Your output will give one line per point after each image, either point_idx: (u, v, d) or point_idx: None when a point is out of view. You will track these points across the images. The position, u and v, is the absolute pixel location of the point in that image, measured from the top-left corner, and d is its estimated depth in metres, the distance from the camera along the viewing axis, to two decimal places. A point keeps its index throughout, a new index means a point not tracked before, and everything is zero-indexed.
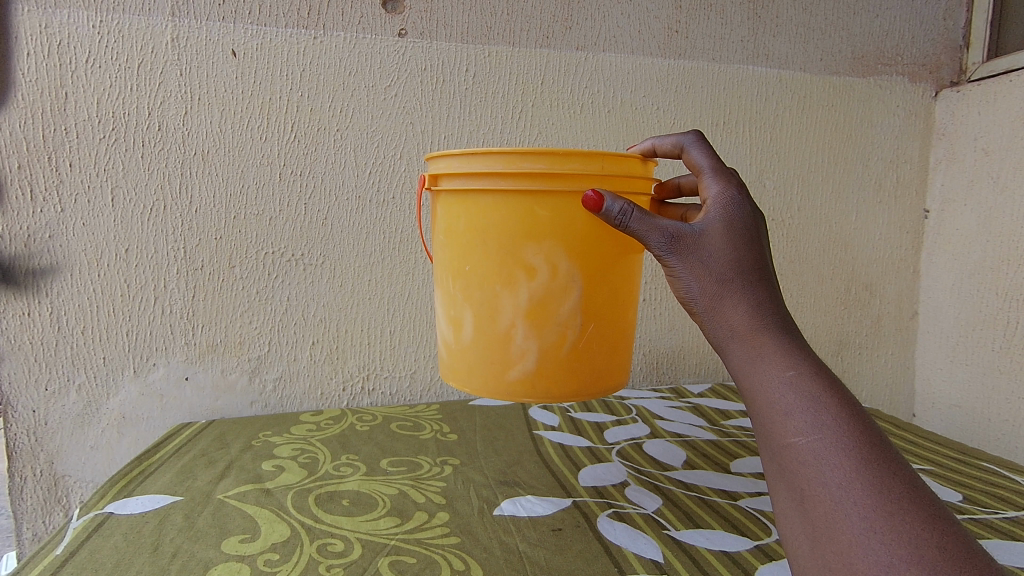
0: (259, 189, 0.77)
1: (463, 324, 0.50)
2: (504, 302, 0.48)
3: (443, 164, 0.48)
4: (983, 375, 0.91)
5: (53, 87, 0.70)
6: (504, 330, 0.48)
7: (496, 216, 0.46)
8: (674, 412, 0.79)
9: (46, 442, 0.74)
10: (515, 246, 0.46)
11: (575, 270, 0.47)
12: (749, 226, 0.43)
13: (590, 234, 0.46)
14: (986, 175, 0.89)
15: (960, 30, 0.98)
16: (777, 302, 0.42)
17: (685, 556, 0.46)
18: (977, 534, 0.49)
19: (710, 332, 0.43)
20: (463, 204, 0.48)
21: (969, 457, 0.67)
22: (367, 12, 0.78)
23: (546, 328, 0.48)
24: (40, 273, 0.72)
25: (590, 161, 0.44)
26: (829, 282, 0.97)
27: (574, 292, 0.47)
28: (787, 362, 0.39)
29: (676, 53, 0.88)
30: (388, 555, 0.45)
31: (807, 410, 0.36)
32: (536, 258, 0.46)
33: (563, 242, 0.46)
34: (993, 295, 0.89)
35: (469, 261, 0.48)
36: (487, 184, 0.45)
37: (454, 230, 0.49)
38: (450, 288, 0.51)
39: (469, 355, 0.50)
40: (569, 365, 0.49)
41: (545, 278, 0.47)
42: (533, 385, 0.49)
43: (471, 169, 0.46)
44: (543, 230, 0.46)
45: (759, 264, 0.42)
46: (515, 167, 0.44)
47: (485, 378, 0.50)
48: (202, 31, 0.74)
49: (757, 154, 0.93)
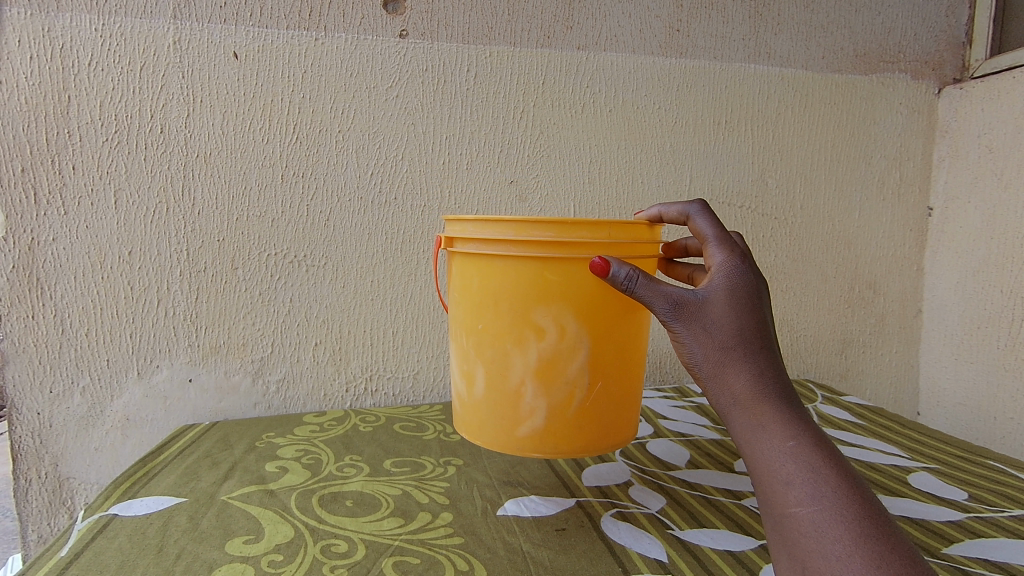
0: (261, 191, 0.77)
1: (475, 379, 0.50)
2: (514, 360, 0.47)
3: (458, 228, 0.49)
4: (988, 373, 0.91)
5: (56, 91, 0.70)
6: (514, 388, 0.48)
7: (507, 280, 0.46)
8: (677, 411, 0.79)
9: (51, 445, 0.75)
10: (524, 308, 0.46)
11: (582, 332, 0.47)
12: (752, 295, 0.43)
13: (598, 296, 0.46)
14: (991, 173, 0.89)
15: (963, 27, 0.97)
16: (779, 370, 0.42)
17: (689, 556, 0.45)
18: (982, 532, 0.49)
19: (712, 398, 0.43)
20: (476, 266, 0.48)
21: (973, 455, 0.66)
22: (369, 13, 0.78)
23: (555, 386, 0.47)
24: (44, 276, 0.72)
25: (597, 230, 0.45)
26: (832, 281, 0.97)
27: (582, 353, 0.47)
28: (787, 432, 0.39)
29: (677, 52, 0.88)
30: (393, 555, 0.45)
31: (807, 481, 0.37)
32: (545, 319, 0.46)
33: (572, 305, 0.46)
34: (997, 292, 0.89)
35: (481, 320, 0.48)
36: (498, 249, 0.46)
37: (466, 290, 0.49)
38: (462, 344, 0.51)
39: (480, 410, 0.50)
40: (578, 422, 0.48)
41: (553, 339, 0.46)
42: (543, 442, 0.49)
43: (484, 235, 0.46)
44: (551, 293, 0.46)
45: (762, 334, 0.42)
46: (525, 235, 0.45)
47: (495, 434, 0.50)
48: (203, 33, 0.74)
49: (759, 154, 0.92)
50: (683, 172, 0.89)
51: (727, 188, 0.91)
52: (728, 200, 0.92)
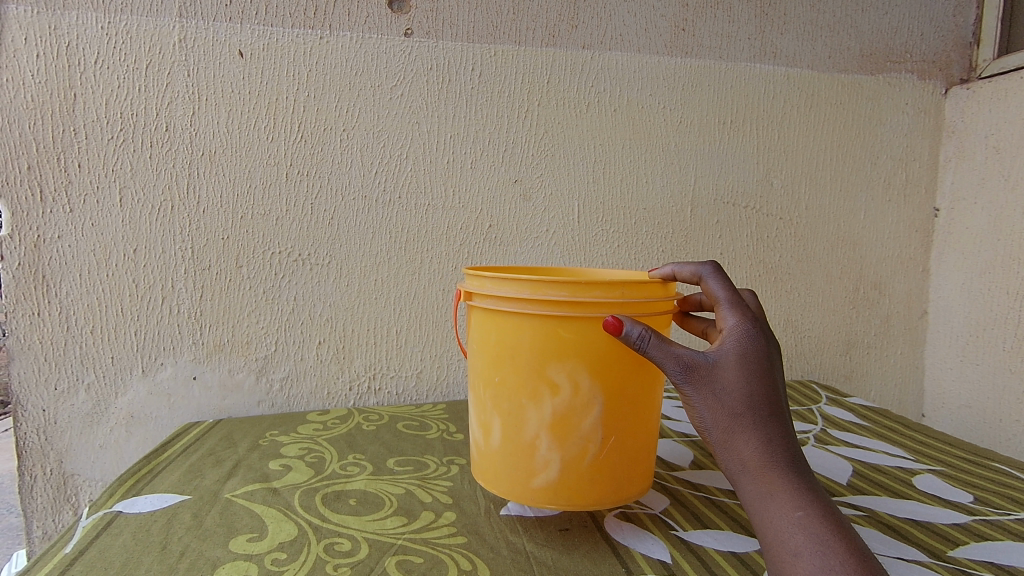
0: (265, 189, 0.77)
1: (491, 431, 0.48)
2: (529, 415, 0.46)
3: (476, 283, 0.48)
4: (994, 375, 0.90)
5: (62, 88, 0.70)
6: (528, 441, 0.46)
7: (522, 336, 0.45)
8: (681, 412, 0.79)
9: (56, 441, 0.75)
10: (538, 363, 0.44)
11: (597, 388, 0.45)
12: (763, 360, 0.43)
13: (613, 352, 0.44)
14: (998, 173, 0.88)
15: (970, 27, 0.97)
16: (788, 436, 0.42)
17: (692, 557, 0.45)
18: (987, 535, 0.48)
19: (721, 462, 0.43)
20: (492, 320, 0.47)
21: (978, 458, 0.66)
22: (374, 12, 0.78)
23: (569, 441, 0.45)
24: (50, 273, 0.72)
25: (610, 289, 0.43)
26: (837, 281, 0.96)
27: (597, 409, 0.45)
28: (796, 501, 0.39)
29: (683, 51, 0.88)
30: (396, 555, 0.45)
31: (816, 553, 0.37)
32: (559, 375, 0.44)
33: (586, 361, 0.44)
34: (1003, 294, 0.88)
35: (497, 372, 0.47)
36: (513, 306, 0.44)
37: (484, 344, 0.48)
38: (479, 395, 0.49)
39: (496, 462, 0.48)
40: (592, 478, 0.46)
41: (568, 395, 0.45)
42: (557, 494, 0.46)
43: (500, 291, 0.45)
44: (566, 350, 0.44)
45: (772, 400, 0.42)
46: (539, 293, 0.43)
47: (509, 488, 0.48)
48: (208, 31, 0.74)
49: (764, 154, 0.92)
50: (687, 171, 0.89)
51: (731, 189, 0.91)
52: (733, 200, 0.91)
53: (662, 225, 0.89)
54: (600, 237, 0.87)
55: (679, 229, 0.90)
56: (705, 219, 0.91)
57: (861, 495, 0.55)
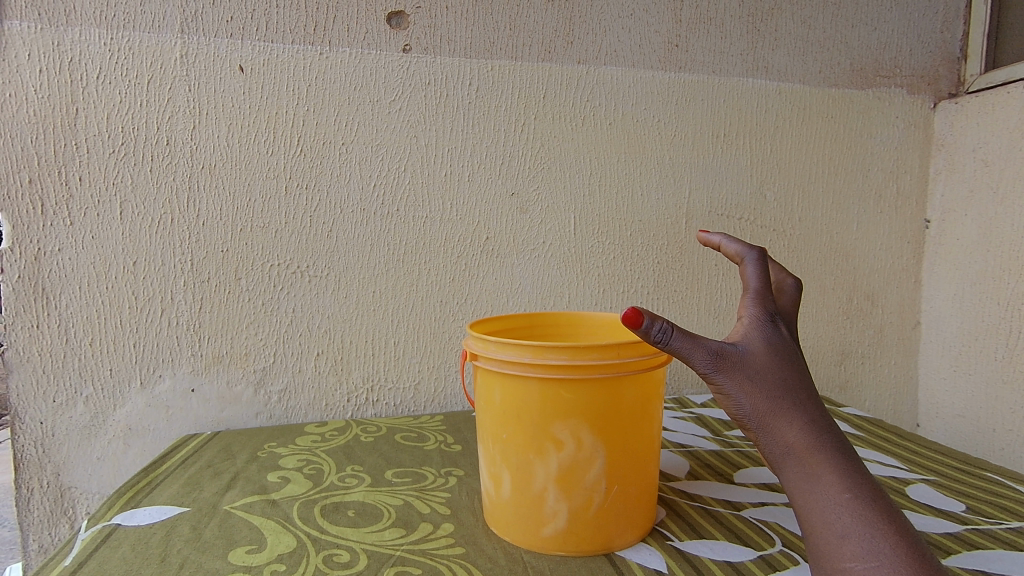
0: (265, 202, 0.78)
1: (500, 483, 0.48)
2: (535, 469, 0.46)
3: (478, 345, 0.48)
4: (987, 385, 0.91)
5: (65, 103, 0.71)
6: (536, 493, 0.46)
7: (527, 397, 0.45)
8: (676, 422, 0.80)
9: (53, 454, 0.75)
10: (542, 422, 0.45)
11: (600, 443, 0.45)
12: (787, 351, 0.44)
13: (613, 406, 0.45)
14: (986, 185, 0.90)
15: (957, 43, 0.99)
16: (828, 419, 0.42)
17: (687, 567, 0.46)
18: (978, 544, 0.49)
19: (762, 448, 0.43)
20: (497, 380, 0.47)
21: (971, 467, 0.66)
22: (373, 28, 0.79)
23: (575, 492, 0.46)
24: (49, 286, 0.73)
25: (608, 350, 0.44)
26: (830, 292, 0.97)
27: (601, 461, 0.46)
28: (842, 483, 0.40)
29: (676, 66, 0.89)
30: (394, 566, 0.45)
31: (865, 535, 0.38)
32: (563, 432, 0.45)
33: (588, 418, 0.45)
34: (994, 304, 0.89)
35: (504, 430, 0.47)
36: (516, 370, 0.45)
37: (489, 403, 0.48)
38: (486, 449, 0.49)
39: (506, 510, 0.48)
40: (598, 525, 0.46)
41: (572, 451, 0.45)
42: (566, 541, 0.47)
43: (502, 355, 0.46)
44: (568, 408, 0.45)
45: (804, 382, 0.43)
46: (541, 358, 0.44)
47: (522, 535, 0.48)
48: (210, 47, 0.75)
49: (757, 166, 0.93)
50: (681, 184, 0.91)
51: (725, 201, 0.92)
52: (727, 212, 0.93)
53: (657, 237, 0.90)
54: (596, 250, 0.88)
55: (674, 241, 0.91)
56: (700, 231, 0.92)
57: None
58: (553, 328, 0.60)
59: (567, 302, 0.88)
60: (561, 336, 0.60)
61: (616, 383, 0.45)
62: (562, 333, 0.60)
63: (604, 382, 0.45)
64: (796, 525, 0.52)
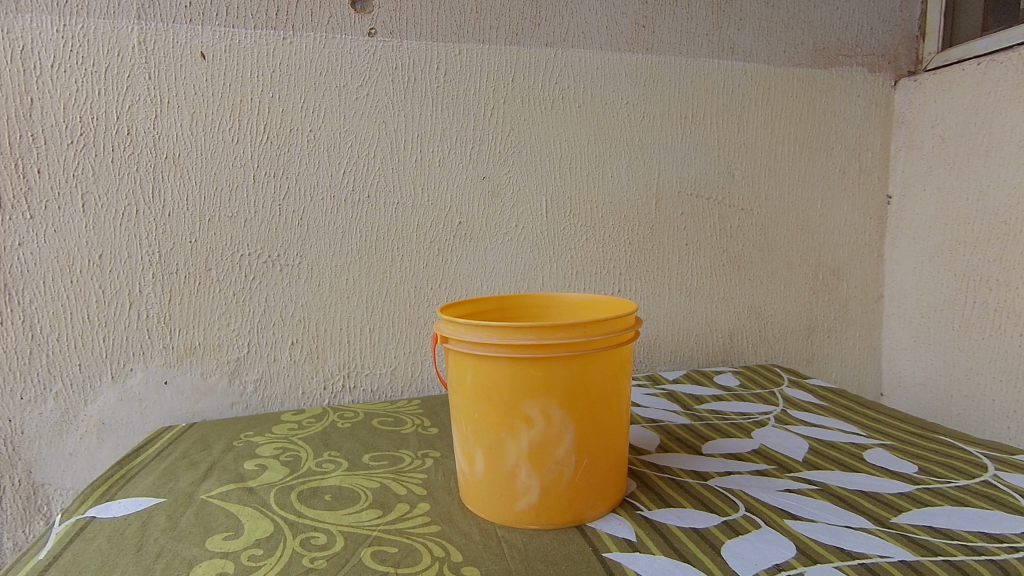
0: (233, 191, 0.77)
1: (474, 462, 0.49)
2: (507, 446, 0.47)
3: (449, 327, 0.49)
4: (945, 353, 0.95)
5: (19, 93, 0.69)
6: (509, 469, 0.47)
7: (498, 376, 0.46)
8: (649, 398, 0.82)
9: (24, 451, 0.74)
10: (512, 401, 0.46)
11: (569, 419, 0.46)
12: None
13: (581, 383, 0.46)
14: (944, 161, 0.93)
15: (916, 21, 1.01)
16: None
17: (656, 534, 0.47)
18: (929, 502, 0.51)
19: None
20: (468, 362, 0.48)
21: (927, 430, 0.69)
22: (337, 12, 0.78)
23: (546, 467, 0.47)
24: (11, 282, 0.71)
25: (574, 329, 0.45)
26: (797, 268, 1.00)
27: (570, 437, 0.47)
28: None
29: (644, 48, 0.90)
30: (371, 545, 0.46)
31: None
32: (533, 410, 0.46)
33: (557, 395, 0.46)
34: (951, 276, 0.93)
35: (476, 410, 0.48)
36: (486, 351, 0.46)
37: (462, 383, 0.49)
38: (460, 429, 0.50)
39: (480, 487, 0.49)
40: (570, 498, 0.48)
41: (542, 428, 0.46)
42: (538, 516, 0.48)
43: (472, 336, 0.46)
44: (538, 386, 0.46)
45: None
46: (509, 338, 0.45)
47: (496, 511, 0.49)
48: (168, 33, 0.73)
49: (724, 146, 0.95)
50: (649, 164, 0.92)
51: (694, 181, 0.94)
52: (696, 192, 0.94)
53: (628, 218, 0.91)
54: (568, 233, 0.89)
55: (645, 221, 0.92)
56: (669, 211, 0.93)
57: (816, 471, 0.58)
58: (524, 311, 0.61)
59: (541, 284, 0.89)
60: (532, 317, 0.61)
61: (583, 362, 0.46)
62: (533, 315, 0.61)
63: (572, 361, 0.46)
64: (759, 491, 0.54)
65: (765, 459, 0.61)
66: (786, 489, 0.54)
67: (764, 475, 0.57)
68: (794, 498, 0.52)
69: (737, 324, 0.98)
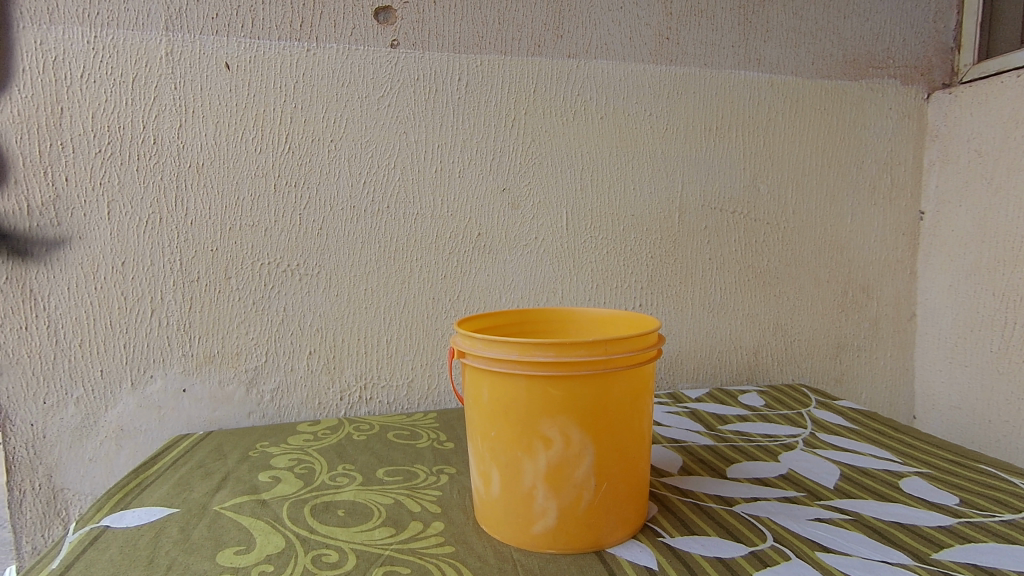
0: (254, 200, 0.77)
1: (489, 481, 0.48)
2: (524, 467, 0.46)
3: (466, 342, 0.48)
4: (982, 376, 0.91)
5: (50, 103, 0.71)
6: (525, 490, 0.46)
7: (516, 394, 0.45)
8: (671, 417, 0.79)
9: (45, 456, 0.75)
10: (529, 419, 0.45)
11: (588, 440, 0.45)
12: None
13: (601, 403, 0.45)
14: (981, 175, 0.89)
15: (950, 32, 0.98)
16: None
17: (678, 563, 0.45)
18: (971, 538, 0.48)
19: None
20: (485, 378, 0.47)
21: (966, 458, 0.65)
22: (360, 24, 0.79)
23: (564, 489, 0.45)
24: (37, 288, 0.72)
25: (594, 347, 0.44)
26: (824, 285, 0.97)
27: (589, 459, 0.45)
28: None
29: (668, 59, 0.89)
30: (383, 565, 0.45)
31: None
32: (551, 429, 0.45)
33: (576, 415, 0.44)
34: (989, 295, 0.89)
35: (493, 428, 0.47)
36: (503, 367, 0.45)
37: (478, 400, 0.48)
38: (476, 447, 0.49)
39: (496, 508, 0.48)
40: (589, 522, 0.46)
41: (560, 449, 0.45)
42: (555, 540, 0.46)
43: (490, 352, 0.45)
44: (556, 405, 0.44)
45: None
46: (527, 355, 0.44)
47: (512, 533, 0.47)
48: (195, 45, 0.74)
49: (749, 159, 0.93)
50: (672, 176, 0.90)
51: (719, 194, 0.92)
52: (720, 205, 0.92)
53: (650, 231, 0.90)
54: (588, 246, 0.88)
55: (667, 235, 0.90)
56: (693, 224, 0.91)
57: (847, 499, 0.56)
58: (543, 326, 0.59)
59: (560, 297, 0.87)
60: (551, 333, 0.60)
61: (603, 380, 0.45)
62: (552, 331, 0.60)
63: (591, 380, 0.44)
64: (788, 520, 0.51)
65: (794, 485, 0.58)
66: (817, 518, 0.52)
67: (792, 502, 0.55)
68: (825, 528, 0.50)
69: (762, 342, 0.96)
